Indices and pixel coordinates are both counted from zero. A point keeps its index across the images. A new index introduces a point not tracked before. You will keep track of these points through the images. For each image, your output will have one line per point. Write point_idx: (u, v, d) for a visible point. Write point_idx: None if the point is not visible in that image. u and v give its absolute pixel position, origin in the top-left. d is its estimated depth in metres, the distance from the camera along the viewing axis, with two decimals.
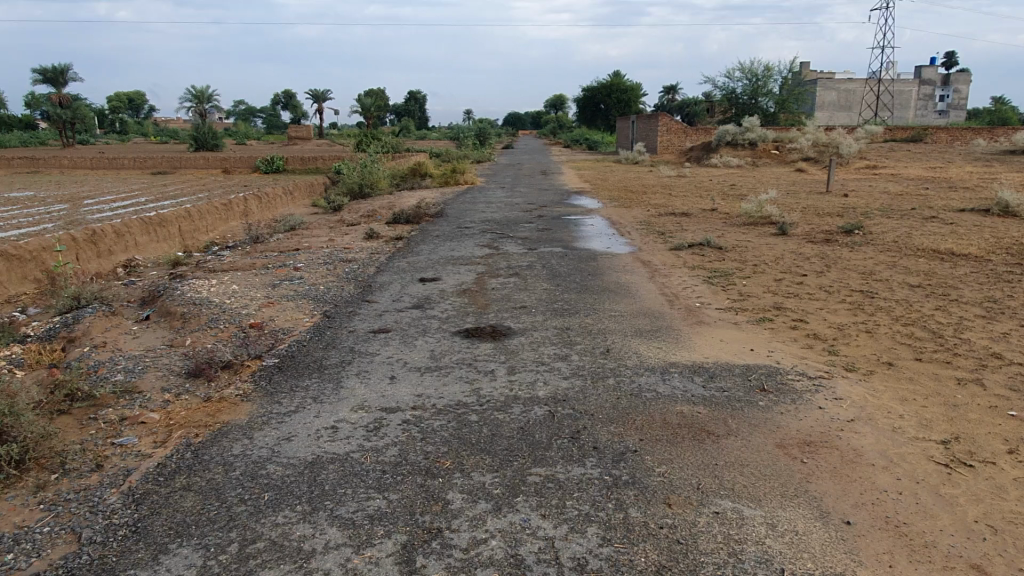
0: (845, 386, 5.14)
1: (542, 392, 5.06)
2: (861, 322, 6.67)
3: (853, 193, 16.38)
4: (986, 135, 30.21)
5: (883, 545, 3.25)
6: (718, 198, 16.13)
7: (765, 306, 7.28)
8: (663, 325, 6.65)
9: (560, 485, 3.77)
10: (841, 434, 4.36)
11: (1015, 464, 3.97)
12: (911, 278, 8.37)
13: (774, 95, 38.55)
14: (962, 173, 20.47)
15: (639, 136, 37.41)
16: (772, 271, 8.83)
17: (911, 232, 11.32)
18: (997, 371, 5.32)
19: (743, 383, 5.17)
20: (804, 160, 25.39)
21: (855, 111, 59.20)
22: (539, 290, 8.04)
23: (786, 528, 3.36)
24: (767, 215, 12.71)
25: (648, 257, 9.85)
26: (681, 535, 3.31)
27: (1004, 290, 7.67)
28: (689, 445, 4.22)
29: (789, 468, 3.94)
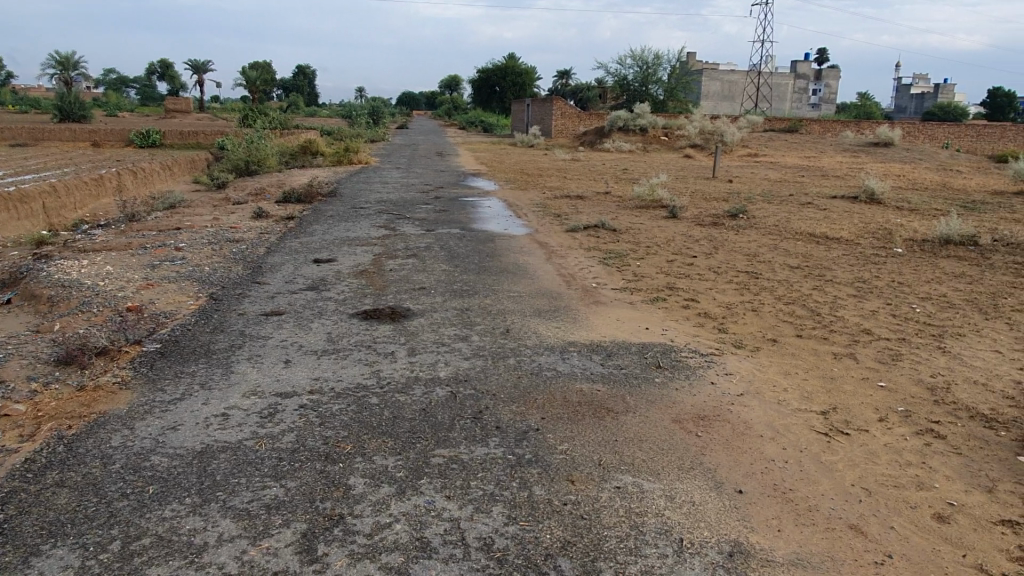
0: (734, 362, 5.38)
1: (443, 373, 5.01)
2: (747, 302, 7.00)
3: (737, 179, 17.17)
4: (853, 128, 32.44)
5: (772, 511, 3.43)
6: (612, 182, 16.49)
7: (658, 287, 7.51)
8: (562, 306, 6.73)
9: (464, 466, 3.74)
10: (731, 408, 4.56)
11: (885, 431, 4.28)
12: (791, 260, 8.87)
13: (663, 82, 39.80)
14: (833, 162, 21.91)
15: (534, 119, 37.72)
16: (664, 253, 9.13)
17: (789, 217, 12.00)
18: (867, 346, 5.73)
19: (640, 361, 5.32)
20: (691, 147, 26.39)
21: (737, 101, 62.14)
22: (438, 271, 7.95)
23: (683, 499, 3.48)
24: (658, 199, 13.12)
25: (545, 238, 9.95)
26: (585, 511, 3.36)
27: (872, 272, 8.26)
28: (589, 422, 4.29)
29: (684, 442, 4.08)
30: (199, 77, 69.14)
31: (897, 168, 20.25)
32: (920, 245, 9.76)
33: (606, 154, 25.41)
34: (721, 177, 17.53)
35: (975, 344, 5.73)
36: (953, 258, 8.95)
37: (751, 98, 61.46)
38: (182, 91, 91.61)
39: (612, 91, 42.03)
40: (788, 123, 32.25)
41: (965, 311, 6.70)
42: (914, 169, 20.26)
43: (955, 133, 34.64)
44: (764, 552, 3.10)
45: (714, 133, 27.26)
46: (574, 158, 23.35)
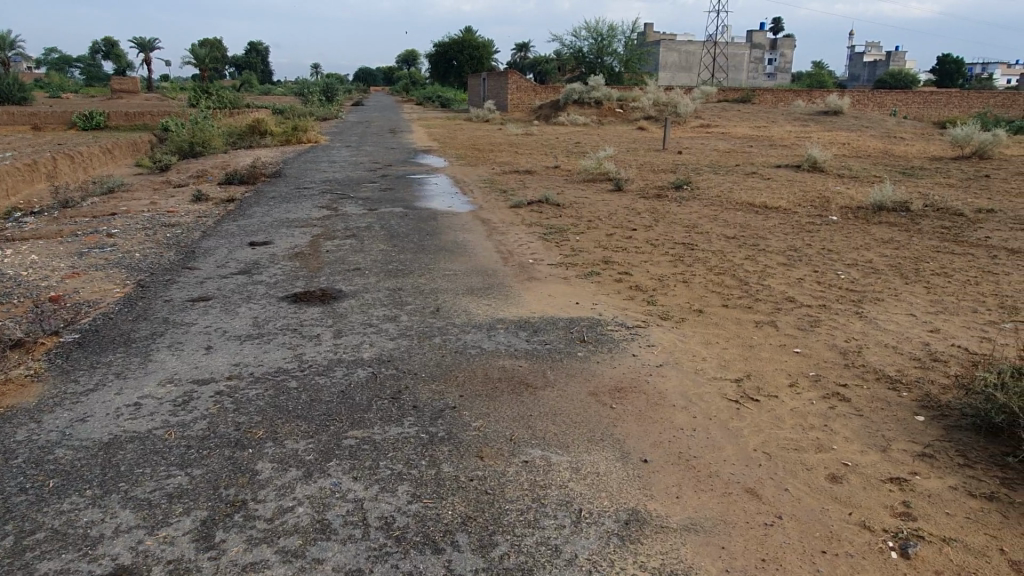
0: (657, 333, 5.47)
1: (367, 353, 5.00)
2: (678, 273, 7.10)
3: (686, 151, 17.27)
4: (804, 97, 32.85)
5: (673, 478, 3.51)
6: (561, 155, 16.51)
7: (594, 261, 7.56)
8: (495, 283, 6.75)
9: (375, 446, 3.75)
10: (648, 378, 4.65)
11: (793, 396, 4.41)
12: (729, 230, 8.99)
13: (618, 55, 39.74)
14: (781, 132, 22.17)
15: (490, 93, 37.36)
16: (605, 227, 9.19)
17: (732, 187, 12.14)
18: (789, 313, 5.86)
19: (565, 336, 5.36)
20: (645, 119, 26.45)
21: (694, 72, 62.48)
22: (374, 251, 7.90)
23: (588, 470, 3.55)
24: (604, 172, 13.15)
25: (487, 215, 9.95)
26: (490, 485, 3.41)
27: (805, 240, 8.42)
28: (506, 397, 4.34)
29: (598, 414, 4.15)
30: (146, 55, 66.99)
31: (842, 136, 20.60)
32: (854, 212, 9.97)
33: (560, 128, 25.37)
34: (670, 149, 17.64)
35: (892, 308, 5.91)
36: (883, 225, 9.17)
37: (708, 68, 61.78)
38: (128, 70, 88.80)
39: (568, 63, 41.76)
40: (741, 93, 32.50)
41: (887, 276, 6.89)
42: (859, 136, 20.64)
43: (902, 101, 35.20)
44: (660, 518, 3.18)
45: (667, 104, 27.34)
46: (527, 133, 23.25)
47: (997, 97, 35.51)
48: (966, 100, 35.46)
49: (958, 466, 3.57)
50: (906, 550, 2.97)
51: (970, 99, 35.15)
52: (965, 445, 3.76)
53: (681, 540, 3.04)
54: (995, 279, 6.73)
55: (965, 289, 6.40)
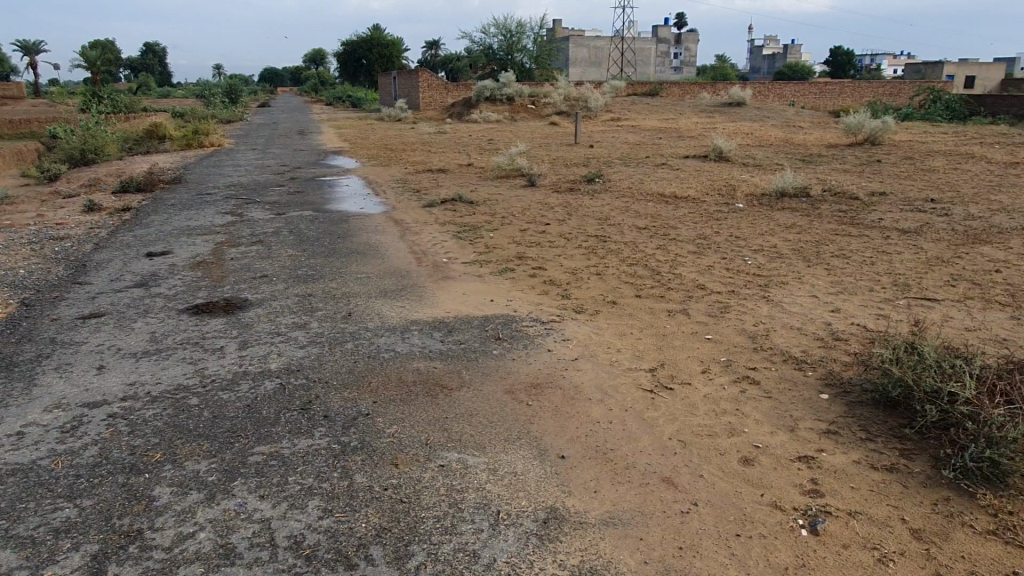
0: (572, 327, 5.47)
1: (274, 364, 4.79)
2: (592, 266, 7.14)
3: (597, 145, 17.46)
4: (709, 90, 33.85)
5: (591, 473, 3.49)
6: (474, 153, 16.43)
7: (508, 257, 7.51)
8: (409, 284, 6.61)
9: (284, 461, 3.59)
10: (564, 373, 4.63)
11: (706, 382, 4.48)
12: (640, 221, 9.13)
13: (528, 51, 39.92)
14: (689, 123, 22.74)
15: (402, 92, 36.88)
16: (518, 222, 9.18)
17: (643, 179, 12.34)
18: (700, 301, 5.98)
19: (479, 334, 5.29)
20: (556, 114, 26.65)
21: (604, 67, 63.49)
22: (282, 257, 7.62)
23: (506, 471, 3.49)
24: (517, 168, 13.13)
25: (401, 215, 9.78)
26: (405, 493, 3.30)
27: (713, 228, 8.63)
28: (421, 401, 4.24)
29: (514, 412, 4.10)
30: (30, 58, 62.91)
31: (746, 126, 21.32)
32: (758, 199, 10.30)
33: (472, 126, 25.26)
34: (582, 143, 17.80)
35: (796, 291, 6.11)
36: (786, 210, 9.51)
37: (617, 64, 62.94)
38: (11, 74, 83.27)
39: (478, 60, 41.61)
40: (648, 87, 33.17)
41: (791, 260, 7.14)
42: (761, 126, 21.42)
43: (800, 91, 36.68)
44: (578, 514, 3.16)
45: (578, 100, 27.65)
46: (439, 131, 23.01)
47: (885, 85, 37.64)
48: (857, 88, 37.40)
49: (860, 441, 3.70)
50: (816, 526, 3.05)
51: (861, 89, 37.03)
52: (867, 419, 3.90)
53: (600, 535, 3.02)
54: (888, 258, 7.07)
55: (862, 270, 6.70)
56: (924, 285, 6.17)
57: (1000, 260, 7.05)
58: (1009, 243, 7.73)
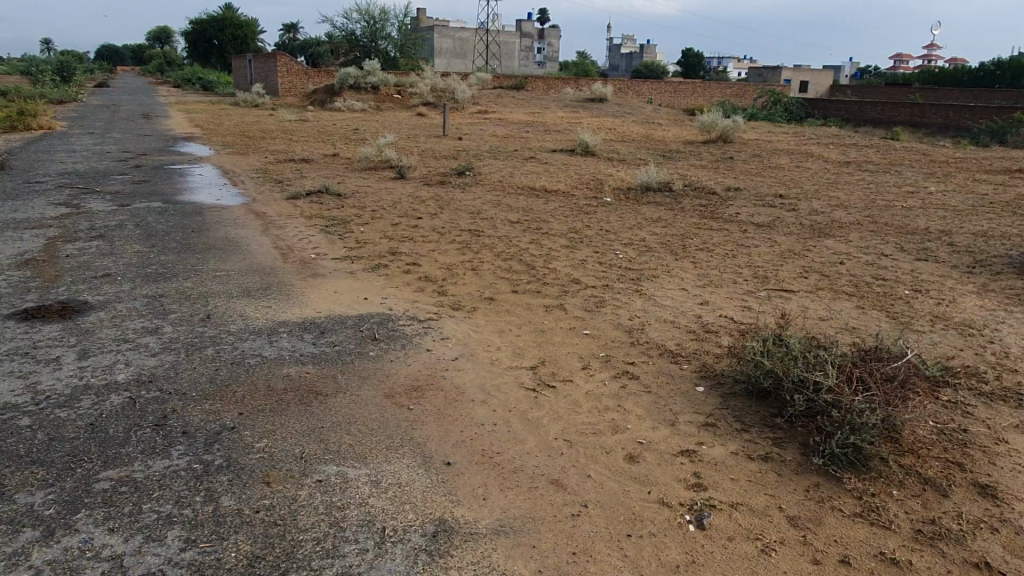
0: (451, 325, 5.32)
1: (122, 376, 4.29)
2: (467, 261, 7.01)
3: (465, 137, 17.34)
4: (572, 85, 34.68)
5: (479, 479, 3.37)
6: (339, 143, 15.82)
7: (380, 253, 7.24)
8: (274, 282, 6.20)
9: (136, 487, 3.20)
10: (445, 374, 4.47)
11: (587, 379, 4.49)
12: (512, 215, 9.12)
13: (392, 39, 39.10)
14: (554, 118, 23.15)
15: (258, 76, 35.03)
16: (389, 216, 8.89)
17: (513, 172, 12.37)
18: (575, 296, 6.01)
19: (354, 335, 5.02)
20: (423, 105, 26.29)
21: (469, 59, 63.47)
22: (129, 253, 6.93)
23: (389, 482, 3.29)
24: (385, 159, 12.75)
25: (262, 207, 9.21)
26: (279, 515, 3.03)
27: (584, 222, 8.75)
28: (293, 410, 3.94)
29: (395, 418, 3.90)
30: None
31: (609, 122, 21.99)
32: (624, 194, 10.58)
33: (335, 114, 24.37)
34: (450, 135, 17.62)
35: (666, 284, 6.29)
36: (651, 204, 9.84)
37: (481, 56, 63.11)
38: None
39: (340, 45, 40.22)
40: (514, 79, 33.42)
41: (659, 253, 7.36)
42: (622, 122, 22.13)
43: (657, 89, 38.33)
44: (468, 525, 3.02)
45: (444, 91, 27.40)
46: (301, 119, 22.03)
47: (732, 86, 40.15)
48: (707, 88, 39.66)
49: (737, 432, 3.82)
50: (702, 521, 3.09)
51: (711, 89, 39.28)
52: (741, 410, 4.04)
53: (492, 546, 2.90)
54: (747, 251, 7.47)
55: (725, 262, 7.02)
56: (781, 277, 6.54)
57: (843, 252, 7.63)
58: (849, 236, 8.40)
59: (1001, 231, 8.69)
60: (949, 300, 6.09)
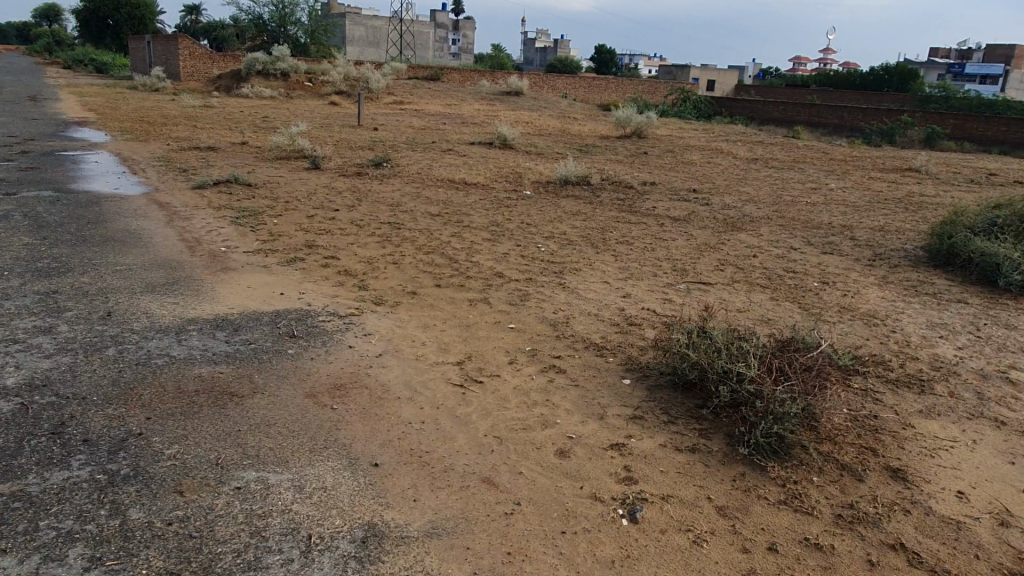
0: (373, 320, 5.16)
1: (12, 380, 3.93)
2: (388, 254, 6.84)
3: (381, 127, 17.00)
4: (487, 77, 34.60)
5: (409, 480, 3.26)
6: (248, 130, 15.17)
7: (296, 246, 6.96)
8: (182, 276, 5.86)
9: (32, 502, 2.92)
10: (369, 371, 4.32)
11: (515, 373, 4.44)
12: (432, 207, 8.98)
13: (302, 24, 37.88)
14: (471, 110, 23.02)
15: (158, 59, 33.23)
16: (304, 207, 8.58)
17: (431, 164, 12.20)
18: (500, 289, 5.95)
19: (270, 332, 4.79)
20: (335, 93, 25.60)
21: (382, 48, 62.31)
22: (16, 246, 6.40)
23: (314, 487, 3.13)
24: (298, 148, 12.31)
25: (166, 197, 8.71)
26: (195, 527, 2.83)
27: (505, 215, 8.71)
28: (207, 413, 3.71)
29: (317, 419, 3.73)
30: None
31: (525, 115, 22.05)
32: (544, 187, 10.60)
33: (242, 101, 23.38)
34: (365, 125, 17.23)
35: (589, 277, 6.32)
36: (571, 198, 9.90)
37: (395, 45, 62.13)
38: None
39: (246, 29, 38.61)
40: (429, 70, 33.03)
41: (581, 246, 7.40)
42: (538, 116, 22.22)
43: (571, 84, 38.71)
44: (398, 529, 2.92)
45: (358, 80, 26.77)
46: (205, 105, 21.02)
47: (643, 83, 41.06)
48: (620, 84, 40.39)
49: (664, 424, 3.86)
50: (634, 514, 3.10)
51: (623, 85, 40.03)
52: (667, 402, 4.08)
53: (424, 550, 2.80)
54: (665, 245, 7.61)
55: (644, 255, 7.13)
56: (699, 270, 6.70)
57: (755, 245, 7.90)
58: (760, 230, 8.70)
59: (897, 226, 9.21)
60: (854, 292, 6.39)
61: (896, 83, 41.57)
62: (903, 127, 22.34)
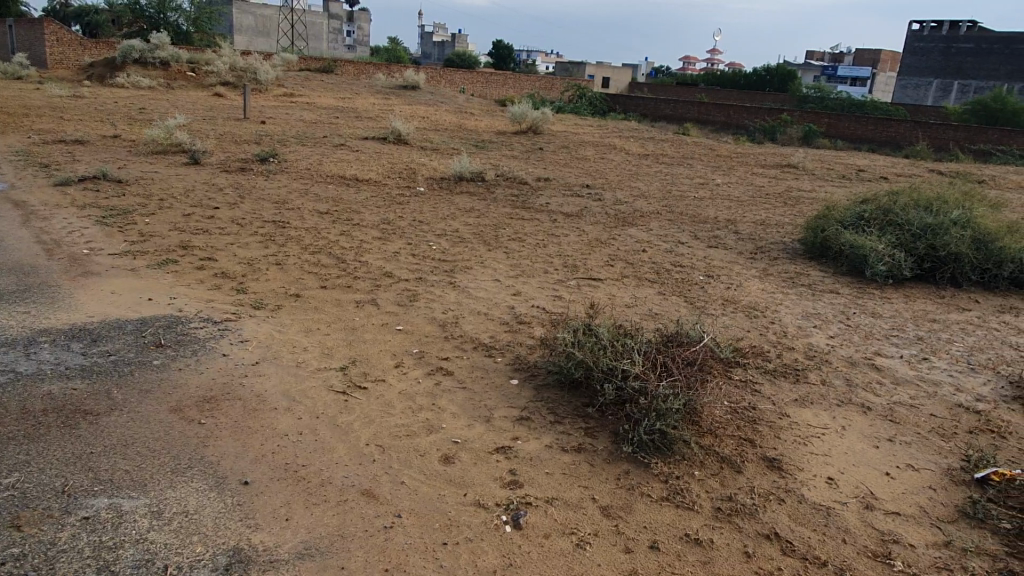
0: (251, 326, 4.88)
1: None
2: (270, 255, 6.52)
3: (268, 120, 16.29)
4: (383, 70, 33.93)
5: (282, 497, 3.07)
6: (120, 123, 14.18)
7: (169, 247, 6.52)
8: (36, 283, 5.35)
9: None
10: (243, 381, 4.06)
11: (400, 378, 4.29)
12: (320, 205, 8.65)
13: (184, 11, 35.87)
14: (365, 104, 22.49)
15: (19, 44, 30.61)
16: (181, 205, 8.07)
17: (320, 159, 11.78)
18: (388, 290, 5.78)
19: (134, 342, 4.43)
20: (221, 85, 24.40)
21: (273, 38, 59.99)
22: None
23: (174, 513, 2.89)
24: (176, 142, 11.59)
25: (22, 195, 7.97)
26: (32, 565, 2.55)
27: (397, 212, 8.50)
28: (55, 435, 3.37)
29: (183, 436, 3.46)
30: None
31: (421, 110, 21.72)
32: (437, 183, 10.43)
33: (117, 91, 21.88)
34: (251, 118, 16.47)
35: (480, 276, 6.24)
36: (465, 194, 9.80)
37: (287, 36, 60.01)
38: None
39: (121, 14, 36.13)
40: (321, 62, 32.02)
41: (473, 244, 7.31)
42: (434, 111, 21.96)
43: (469, 79, 38.50)
44: (267, 553, 2.73)
45: (245, 71, 25.62)
46: (74, 95, 19.52)
47: (540, 79, 41.44)
48: (517, 80, 40.58)
49: (550, 424, 3.82)
50: (518, 520, 3.03)
51: (520, 80, 40.20)
52: (554, 402, 4.05)
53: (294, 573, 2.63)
54: (557, 241, 7.63)
55: (536, 252, 7.12)
56: (589, 266, 6.75)
57: (645, 241, 8.04)
58: (649, 225, 8.88)
59: (776, 220, 9.63)
60: (736, 285, 6.61)
61: (777, 83, 43.56)
62: (783, 126, 23.50)
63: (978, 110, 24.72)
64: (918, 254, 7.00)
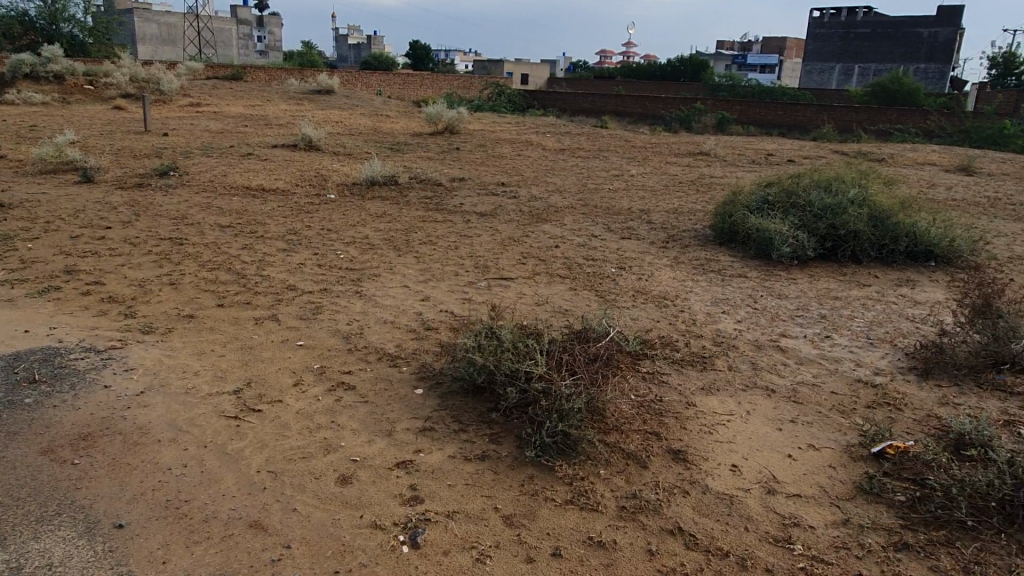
0: (138, 352, 4.59)
1: None
2: (164, 275, 6.18)
3: (171, 132, 15.63)
4: (296, 75, 33.11)
5: (160, 538, 2.87)
6: (6, 142, 13.31)
7: (52, 273, 6.10)
8: None
9: None
10: (125, 414, 3.80)
11: (298, 397, 4.10)
12: (223, 218, 8.30)
13: (78, 21, 34.10)
14: (276, 111, 21.86)
15: None
16: (69, 227, 7.60)
17: (225, 171, 11.34)
18: (290, 303, 5.55)
19: (3, 380, 4.10)
20: (121, 97, 23.29)
21: (179, 46, 57.80)
22: None
23: (34, 568, 2.65)
24: (67, 160, 10.95)
25: None
26: None
27: (304, 222, 8.23)
28: None
29: (52, 479, 3.20)
30: None
31: (335, 114, 21.26)
32: (348, 190, 10.18)
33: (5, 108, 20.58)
34: (152, 130, 15.74)
35: (388, 283, 6.08)
36: (377, 199, 9.58)
37: (194, 44, 57.90)
38: None
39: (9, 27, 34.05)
40: (229, 70, 30.99)
41: (382, 250, 7.13)
42: (348, 114, 21.52)
43: (387, 81, 37.97)
44: None
45: (147, 82, 24.54)
46: None
47: (458, 78, 41.26)
48: (435, 80, 40.30)
49: (454, 434, 3.71)
50: (416, 539, 2.91)
51: (438, 80, 39.90)
52: (459, 409, 3.94)
53: None
54: (469, 242, 7.53)
55: (447, 255, 6.99)
56: (500, 265, 6.66)
57: (558, 236, 8.02)
58: (563, 220, 8.86)
59: (688, 207, 9.77)
60: (647, 275, 6.64)
61: (691, 73, 44.62)
62: (697, 114, 23.99)
63: (877, 91, 25.88)
64: (820, 233, 7.18)
